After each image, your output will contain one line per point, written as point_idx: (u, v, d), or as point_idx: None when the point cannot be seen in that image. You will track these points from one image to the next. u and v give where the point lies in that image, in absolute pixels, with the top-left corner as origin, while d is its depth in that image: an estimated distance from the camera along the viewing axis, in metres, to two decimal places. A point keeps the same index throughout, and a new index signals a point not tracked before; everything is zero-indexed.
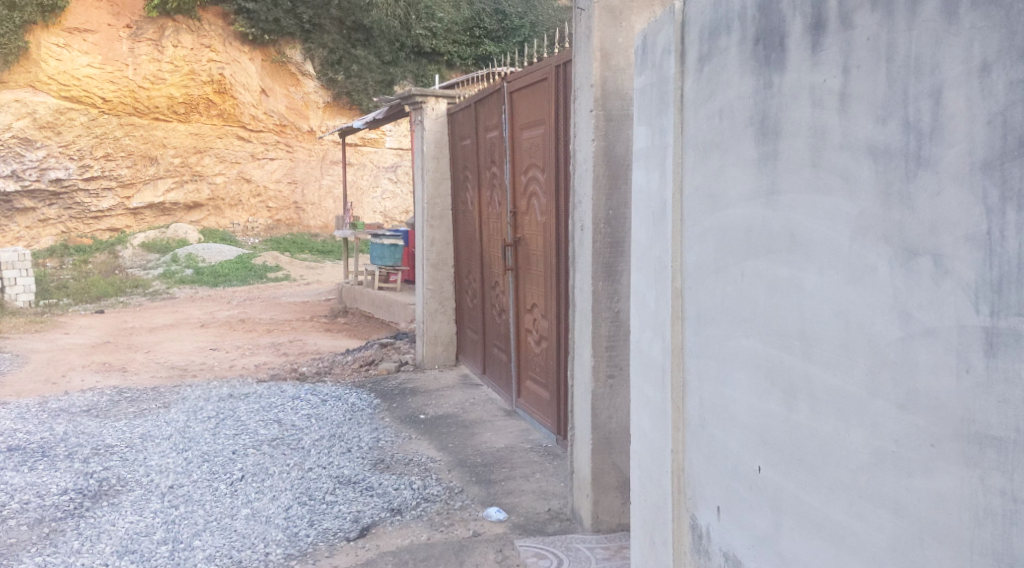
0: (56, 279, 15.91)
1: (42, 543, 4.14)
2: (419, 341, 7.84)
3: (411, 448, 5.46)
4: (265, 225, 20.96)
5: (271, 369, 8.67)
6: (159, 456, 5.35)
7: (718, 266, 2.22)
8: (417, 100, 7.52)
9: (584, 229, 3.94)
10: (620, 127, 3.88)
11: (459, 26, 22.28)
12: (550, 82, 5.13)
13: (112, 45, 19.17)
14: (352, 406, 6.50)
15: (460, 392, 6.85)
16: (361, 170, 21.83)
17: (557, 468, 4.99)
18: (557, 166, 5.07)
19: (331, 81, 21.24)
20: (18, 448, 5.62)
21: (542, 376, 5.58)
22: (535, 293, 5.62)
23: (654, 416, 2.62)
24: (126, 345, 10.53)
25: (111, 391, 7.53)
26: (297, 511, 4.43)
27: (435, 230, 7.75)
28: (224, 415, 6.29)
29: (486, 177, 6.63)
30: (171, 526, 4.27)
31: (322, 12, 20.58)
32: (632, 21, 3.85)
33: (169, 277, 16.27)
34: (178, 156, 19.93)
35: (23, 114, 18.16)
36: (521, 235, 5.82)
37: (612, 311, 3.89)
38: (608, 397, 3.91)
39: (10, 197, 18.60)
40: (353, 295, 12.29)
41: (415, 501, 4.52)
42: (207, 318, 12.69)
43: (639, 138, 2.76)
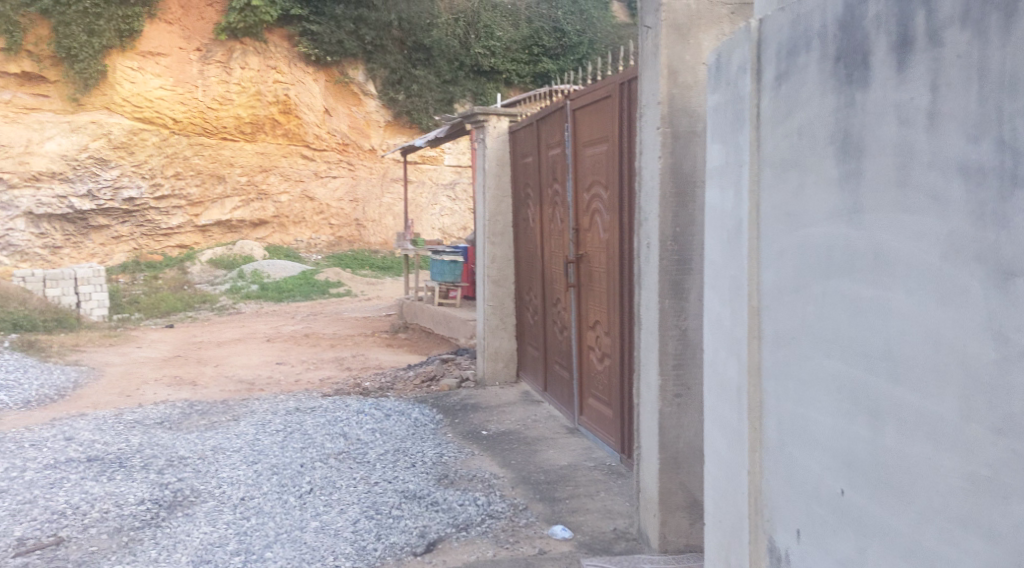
0: (128, 294, 16.41)
1: (121, 551, 4.27)
2: (480, 358, 7.88)
3: (474, 464, 5.49)
4: (328, 242, 21.30)
5: (334, 383, 8.80)
6: (230, 468, 5.47)
7: (797, 286, 2.20)
8: (480, 118, 7.64)
9: (650, 246, 3.94)
10: (687, 144, 3.86)
11: (518, 45, 22.76)
12: (614, 100, 5.14)
13: (182, 68, 19.71)
14: (415, 421, 6.56)
15: (521, 409, 6.87)
16: (421, 188, 22.07)
17: (622, 487, 4.95)
18: (621, 183, 5.07)
19: (392, 101, 21.58)
20: (97, 458, 5.80)
21: (605, 394, 5.55)
22: (598, 311, 5.61)
23: (729, 437, 2.59)
24: (196, 359, 10.79)
25: (183, 404, 7.74)
26: (365, 524, 4.48)
27: (497, 247, 7.78)
28: (291, 428, 6.41)
29: (548, 194, 6.65)
30: (244, 538, 4.36)
31: (384, 33, 20.99)
32: (700, 39, 3.84)
33: (236, 292, 16.67)
34: (245, 174, 20.48)
35: (99, 135, 18.66)
36: (584, 252, 5.81)
37: (680, 329, 3.86)
38: (675, 416, 3.88)
39: (86, 216, 18.96)
40: (413, 311, 12.38)
41: (481, 518, 4.54)
42: (272, 333, 12.94)
43: (712, 156, 2.75)
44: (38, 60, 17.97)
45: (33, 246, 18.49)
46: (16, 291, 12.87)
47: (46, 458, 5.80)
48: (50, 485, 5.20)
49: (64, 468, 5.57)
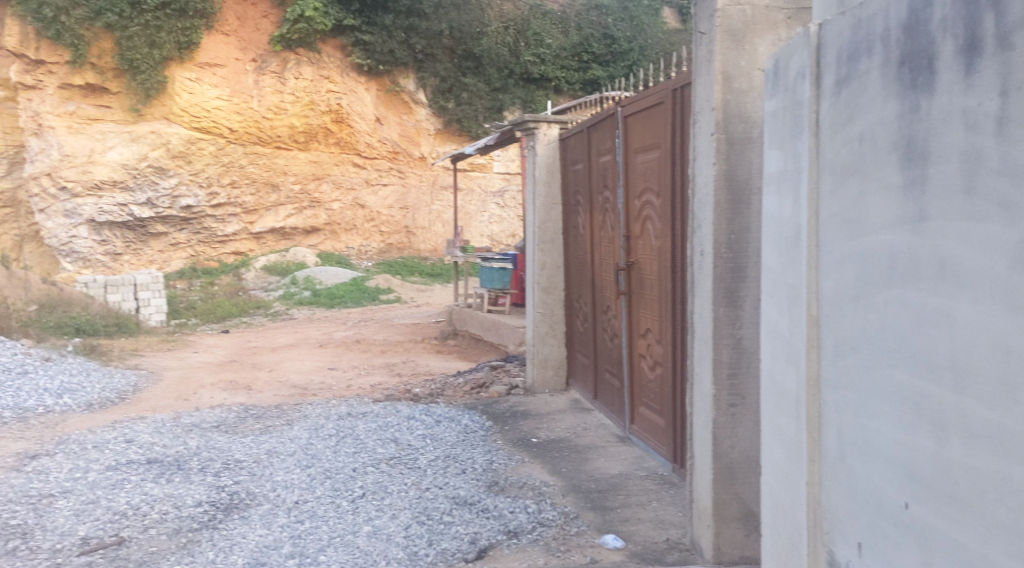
0: (185, 300, 16.76)
1: (180, 552, 4.36)
2: (529, 365, 7.87)
3: (524, 471, 5.48)
4: (378, 249, 21.50)
5: (385, 389, 8.87)
6: (284, 472, 5.55)
7: (858, 294, 2.16)
8: (530, 125, 7.66)
9: (704, 253, 3.90)
10: (742, 151, 3.82)
11: (568, 52, 22.84)
12: (666, 106, 5.11)
13: (238, 79, 20.09)
14: (465, 428, 6.58)
15: (572, 417, 6.85)
16: (470, 196, 22.17)
17: (674, 497, 4.90)
18: (673, 189, 5.04)
19: (442, 109, 21.73)
20: (156, 461, 5.94)
21: (656, 403, 5.51)
22: (649, 319, 5.57)
23: (788, 449, 2.55)
24: (251, 364, 10.98)
25: (239, 408, 7.88)
26: (416, 529, 4.51)
27: (546, 254, 7.77)
28: (344, 433, 6.48)
29: (599, 202, 6.64)
30: (298, 541, 4.42)
31: (435, 42, 21.23)
32: (755, 44, 3.80)
33: (289, 298, 16.93)
34: (298, 183, 20.79)
35: (158, 144, 19.11)
36: (635, 259, 5.78)
37: (735, 338, 3.82)
38: (730, 426, 3.83)
39: (145, 224, 19.44)
40: (462, 318, 12.41)
41: (531, 525, 4.54)
42: (325, 339, 13.09)
43: (770, 163, 2.72)
44: (101, 72, 18.71)
45: (94, 253, 19.25)
46: (79, 296, 13.27)
47: (108, 459, 5.96)
48: (112, 486, 5.33)
49: (125, 470, 5.71)
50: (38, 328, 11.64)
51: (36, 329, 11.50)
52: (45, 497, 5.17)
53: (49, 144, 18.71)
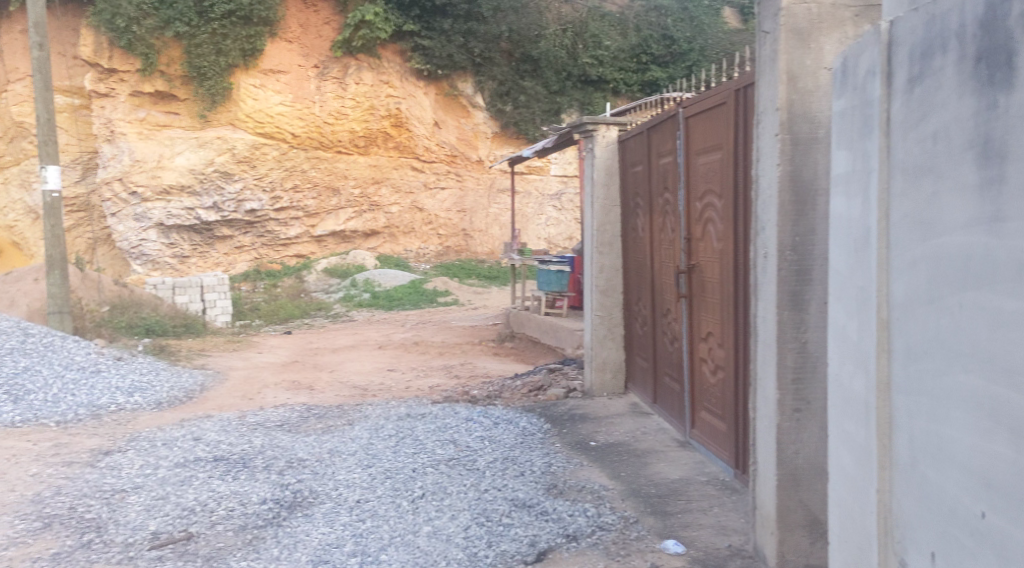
0: (250, 302, 17.17)
1: (246, 548, 4.46)
2: (588, 368, 7.84)
3: (583, 475, 5.46)
4: (436, 251, 21.71)
5: (444, 391, 8.93)
6: (346, 471, 5.63)
7: (931, 297, 2.11)
8: (589, 128, 7.64)
9: (768, 256, 3.85)
10: (807, 151, 3.76)
11: (627, 54, 22.61)
12: (729, 107, 5.05)
13: (301, 84, 20.40)
14: (523, 430, 6.59)
15: (631, 421, 6.80)
16: (527, 199, 22.20)
17: (736, 503, 4.83)
18: (736, 191, 4.97)
19: (499, 112, 21.86)
20: (222, 458, 6.08)
21: (717, 408, 5.44)
22: (710, 322, 5.51)
23: (857, 455, 2.50)
24: (312, 365, 11.18)
25: (302, 408, 8.02)
26: (475, 531, 4.53)
27: (605, 257, 7.74)
28: (403, 433, 6.55)
29: (658, 204, 6.59)
30: (360, 540, 4.48)
31: (493, 46, 21.23)
32: (821, 43, 3.73)
33: (349, 300, 17.21)
34: (358, 187, 21.09)
35: (224, 150, 19.64)
36: (696, 262, 5.72)
37: (799, 342, 3.75)
38: (795, 432, 3.76)
39: (212, 227, 20.06)
40: (520, 320, 12.42)
41: (591, 529, 4.52)
42: (384, 341, 13.26)
43: (839, 163, 2.67)
44: (169, 80, 19.17)
45: (163, 256, 19.95)
46: (148, 297, 13.66)
47: (177, 456, 6.12)
48: (181, 483, 5.47)
49: (194, 467, 5.86)
50: (111, 328, 12.02)
51: (109, 329, 11.88)
52: (118, 492, 5.33)
53: (120, 150, 19.35)
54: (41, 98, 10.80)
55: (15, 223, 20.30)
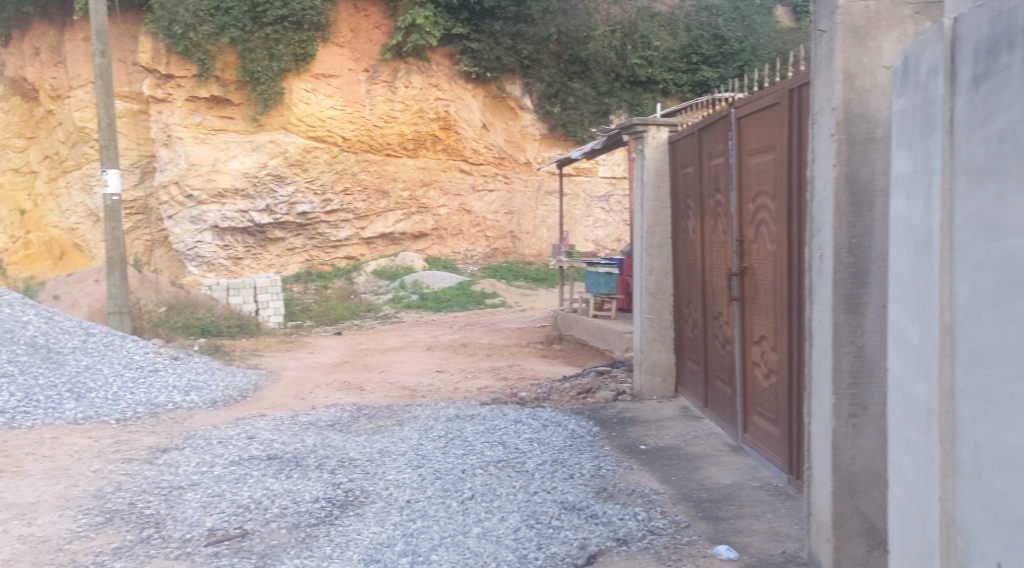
0: (301, 302, 17.44)
1: (300, 546, 4.52)
2: (637, 371, 7.79)
3: (633, 479, 5.43)
4: (483, 253, 21.81)
5: (492, 392, 8.95)
6: (396, 471, 5.67)
7: (997, 301, 2.06)
8: (639, 129, 7.60)
9: (824, 258, 3.78)
10: (865, 151, 3.69)
11: (677, 54, 22.35)
12: (782, 107, 4.98)
13: (352, 88, 20.62)
14: (572, 433, 6.57)
15: (681, 425, 6.74)
16: (575, 200, 22.17)
17: (790, 509, 4.76)
18: (791, 192, 4.90)
19: (548, 114, 21.86)
20: (276, 456, 6.17)
21: (771, 412, 5.37)
22: (763, 326, 5.43)
23: (918, 461, 2.44)
24: (362, 365, 11.31)
25: (352, 408, 8.11)
26: (525, 533, 4.53)
27: (654, 259, 7.68)
28: (452, 434, 6.58)
29: (710, 206, 6.52)
30: (410, 540, 4.51)
31: (541, 48, 21.24)
32: (880, 41, 3.66)
33: (398, 302, 17.38)
34: (407, 189, 21.27)
35: (276, 153, 19.92)
36: (749, 264, 5.65)
37: (856, 345, 3.69)
38: (851, 437, 3.69)
39: (264, 229, 20.42)
40: (568, 323, 12.39)
41: (642, 533, 4.49)
42: (433, 342, 13.35)
43: (899, 163, 2.62)
44: (224, 85, 19.54)
45: (218, 257, 20.40)
46: (204, 298, 13.95)
47: (231, 455, 6.23)
48: (236, 480, 5.57)
49: (248, 465, 5.95)
50: (168, 328, 12.31)
51: (166, 329, 12.16)
52: (176, 489, 5.44)
53: (177, 154, 19.75)
54: (102, 104, 11.11)
55: (77, 226, 20.88)
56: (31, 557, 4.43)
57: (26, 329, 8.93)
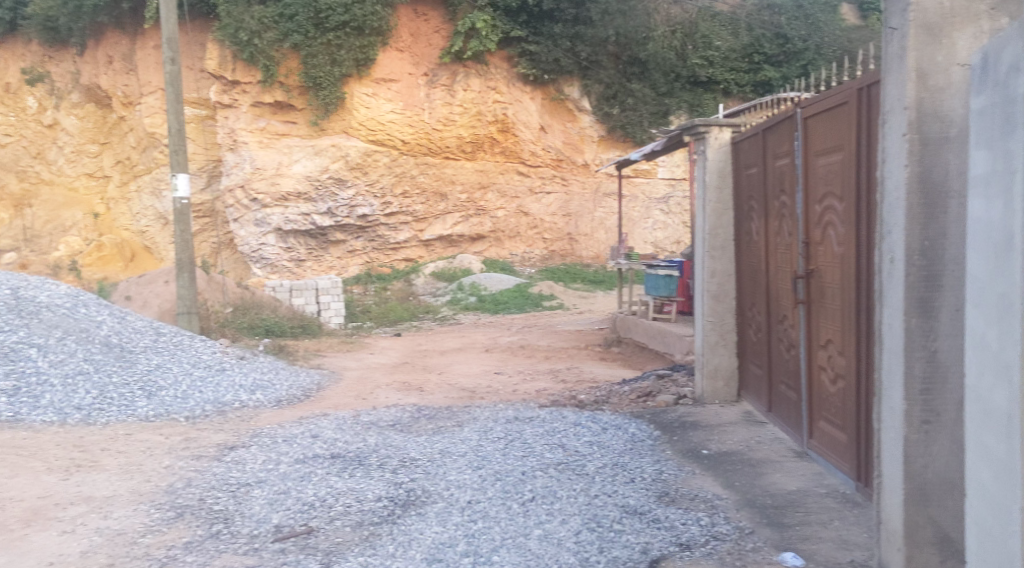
0: (362, 304, 17.68)
1: (363, 544, 4.59)
2: (698, 375, 7.70)
3: (696, 484, 5.37)
4: (541, 255, 21.80)
5: (551, 395, 8.96)
6: (457, 472, 5.71)
7: None
8: (700, 129, 7.53)
9: (894, 261, 3.69)
10: (937, 151, 3.60)
11: (738, 53, 21.99)
12: (850, 106, 4.89)
13: (411, 92, 20.82)
14: (632, 436, 6.53)
15: (745, 430, 6.64)
16: (634, 202, 22.02)
17: (859, 517, 4.65)
18: (860, 193, 4.79)
19: (607, 115, 21.78)
20: (339, 455, 6.27)
21: (837, 418, 5.26)
22: (830, 330, 5.33)
23: (997, 470, 2.38)
24: (422, 367, 11.40)
25: (412, 408, 8.19)
26: (587, 536, 4.52)
27: (717, 261, 7.59)
28: (512, 436, 6.59)
29: (774, 207, 6.42)
30: (472, 540, 4.54)
31: (600, 49, 21.15)
32: (954, 38, 3.57)
33: (456, 303, 17.50)
34: (465, 192, 21.40)
35: (338, 157, 20.23)
36: (815, 267, 5.54)
37: (929, 350, 3.59)
38: (923, 445, 3.59)
39: (326, 232, 20.74)
40: (627, 325, 12.32)
41: (705, 538, 4.44)
42: (491, 344, 13.40)
43: (977, 163, 2.55)
44: (288, 90, 19.97)
45: (281, 259, 20.79)
46: (268, 299, 14.23)
47: (296, 453, 6.34)
48: (301, 478, 5.67)
49: (312, 463, 6.06)
50: (234, 329, 12.60)
51: (232, 329, 12.46)
52: (243, 486, 5.57)
53: (242, 158, 20.23)
54: (172, 111, 11.42)
55: (147, 229, 21.51)
56: (108, 550, 4.58)
57: (100, 329, 9.22)
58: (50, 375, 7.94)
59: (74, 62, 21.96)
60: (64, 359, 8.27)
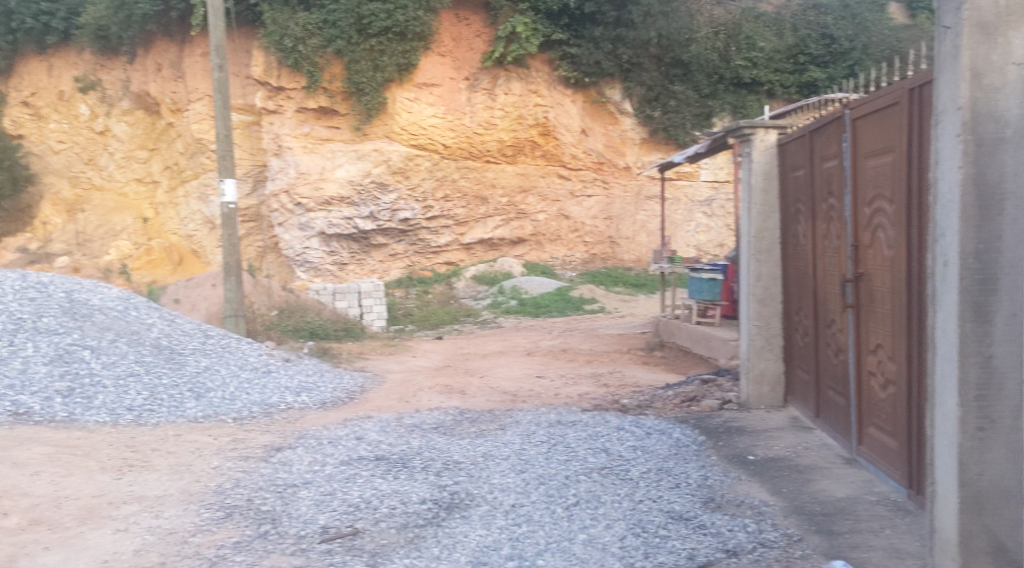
0: (403, 307, 17.80)
1: (408, 546, 4.61)
2: (744, 380, 7.61)
3: (742, 490, 5.31)
4: (582, 259, 21.72)
5: (594, 399, 8.93)
6: (500, 475, 5.72)
7: None
8: (746, 132, 7.45)
9: (948, 265, 3.62)
10: (993, 152, 3.52)
11: (783, 54, 21.68)
12: (901, 107, 4.81)
13: (453, 97, 20.96)
14: (677, 441, 6.48)
15: (791, 435, 6.55)
16: (676, 205, 21.87)
17: (911, 526, 4.56)
18: (912, 195, 4.70)
19: (648, 118, 21.65)
20: (384, 457, 6.32)
21: (888, 424, 5.16)
22: (880, 334, 5.23)
23: None
24: (464, 370, 11.43)
25: (455, 411, 8.22)
26: (632, 541, 4.49)
27: (763, 264, 7.51)
28: (555, 440, 6.58)
29: (822, 209, 6.34)
30: (517, 544, 4.54)
31: (641, 52, 21.04)
32: (1009, 37, 3.51)
33: (496, 307, 17.52)
34: (506, 195, 21.46)
35: (380, 161, 20.45)
36: (864, 271, 5.45)
37: (983, 356, 3.51)
38: (978, 452, 3.51)
39: (368, 236, 20.91)
40: (670, 329, 12.22)
41: (752, 545, 4.39)
42: (532, 347, 13.38)
43: None
44: (331, 96, 20.17)
45: (325, 263, 20.99)
46: (312, 303, 14.37)
47: (341, 455, 6.40)
48: (346, 480, 5.72)
49: (357, 465, 6.11)
50: (279, 331, 12.76)
51: (277, 332, 12.62)
52: (291, 487, 5.63)
53: (288, 163, 20.50)
54: (221, 116, 11.65)
55: (194, 233, 21.88)
56: (159, 548, 4.66)
57: (150, 331, 9.40)
58: (103, 376, 8.13)
59: (125, 71, 22.44)
60: (116, 360, 8.45)
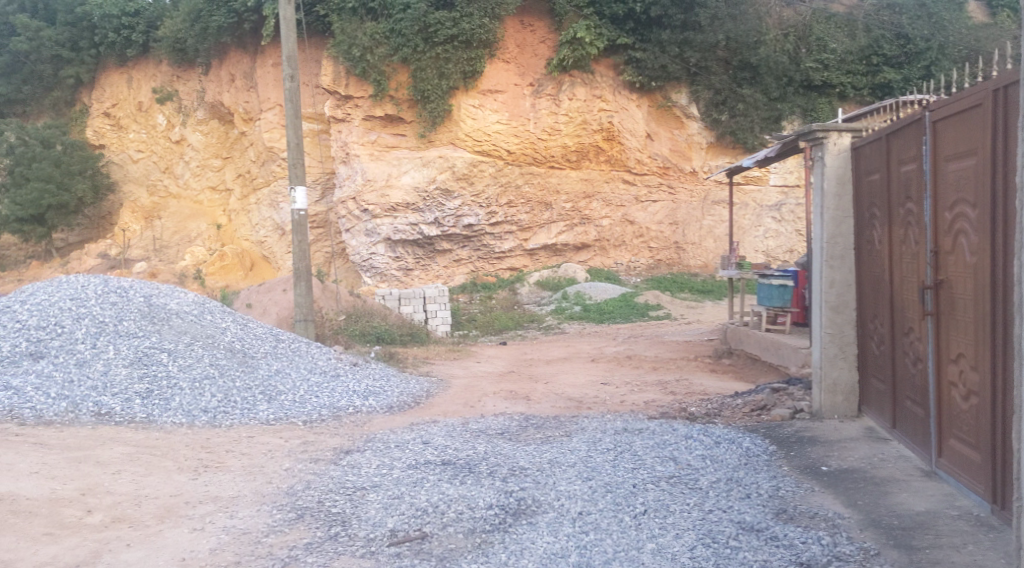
0: (468, 313, 17.92)
1: (476, 551, 4.63)
2: (816, 389, 7.44)
3: (816, 501, 5.18)
4: (647, 264, 21.53)
5: (660, 407, 8.83)
6: (566, 482, 5.69)
7: None
8: (818, 135, 7.31)
9: None
10: None
11: (855, 56, 21.14)
12: (985, 108, 4.65)
13: (517, 103, 21.06)
14: (747, 451, 6.36)
15: (867, 447, 6.37)
16: (744, 210, 21.53)
17: (995, 542, 4.40)
18: (995, 199, 4.55)
19: (715, 122, 21.35)
20: (450, 462, 6.35)
21: (970, 436, 4.98)
22: (961, 343, 5.07)
23: None
24: (528, 375, 11.43)
25: (520, 417, 8.23)
26: (702, 552, 4.43)
27: (835, 270, 7.33)
28: (621, 448, 6.53)
29: (899, 215, 6.16)
30: (584, 551, 4.52)
31: (709, 55, 20.73)
32: None
33: (561, 312, 17.48)
34: (570, 201, 21.42)
35: (445, 168, 20.53)
36: (944, 277, 5.28)
37: None
38: None
39: (433, 241, 21.06)
40: (738, 336, 12.01)
41: (827, 558, 4.28)
42: (597, 354, 13.31)
43: None
44: (398, 104, 20.56)
45: (390, 268, 21.20)
46: (379, 307, 14.56)
47: (408, 459, 6.46)
48: (414, 484, 5.76)
49: (424, 469, 6.15)
50: (346, 335, 12.99)
51: (345, 336, 12.86)
52: (359, 490, 5.70)
53: (354, 170, 20.82)
54: (291, 125, 11.93)
55: (265, 239, 22.36)
56: (234, 548, 4.76)
57: (224, 335, 9.65)
58: (179, 378, 8.36)
59: (199, 81, 23.13)
60: (192, 363, 8.68)
